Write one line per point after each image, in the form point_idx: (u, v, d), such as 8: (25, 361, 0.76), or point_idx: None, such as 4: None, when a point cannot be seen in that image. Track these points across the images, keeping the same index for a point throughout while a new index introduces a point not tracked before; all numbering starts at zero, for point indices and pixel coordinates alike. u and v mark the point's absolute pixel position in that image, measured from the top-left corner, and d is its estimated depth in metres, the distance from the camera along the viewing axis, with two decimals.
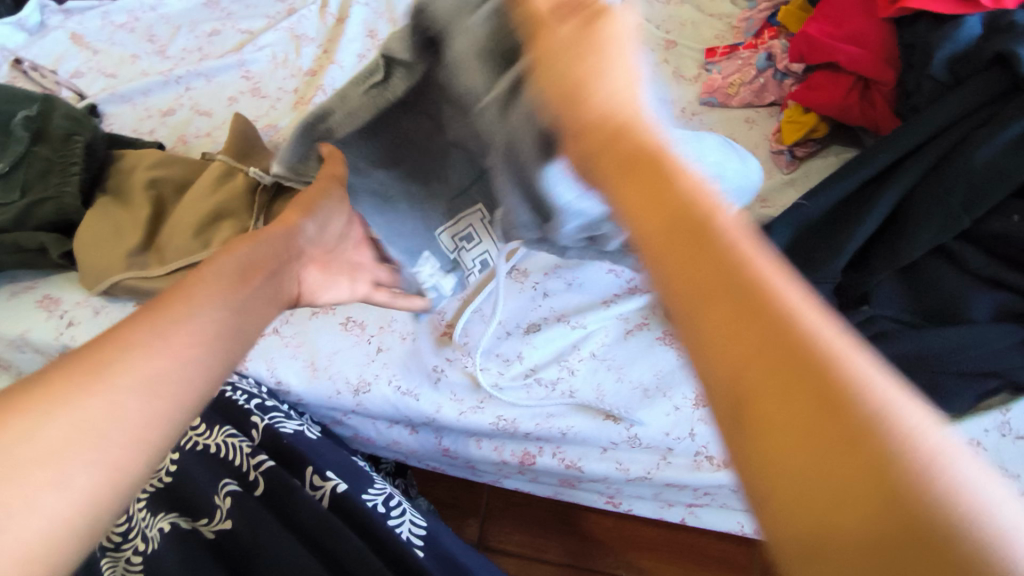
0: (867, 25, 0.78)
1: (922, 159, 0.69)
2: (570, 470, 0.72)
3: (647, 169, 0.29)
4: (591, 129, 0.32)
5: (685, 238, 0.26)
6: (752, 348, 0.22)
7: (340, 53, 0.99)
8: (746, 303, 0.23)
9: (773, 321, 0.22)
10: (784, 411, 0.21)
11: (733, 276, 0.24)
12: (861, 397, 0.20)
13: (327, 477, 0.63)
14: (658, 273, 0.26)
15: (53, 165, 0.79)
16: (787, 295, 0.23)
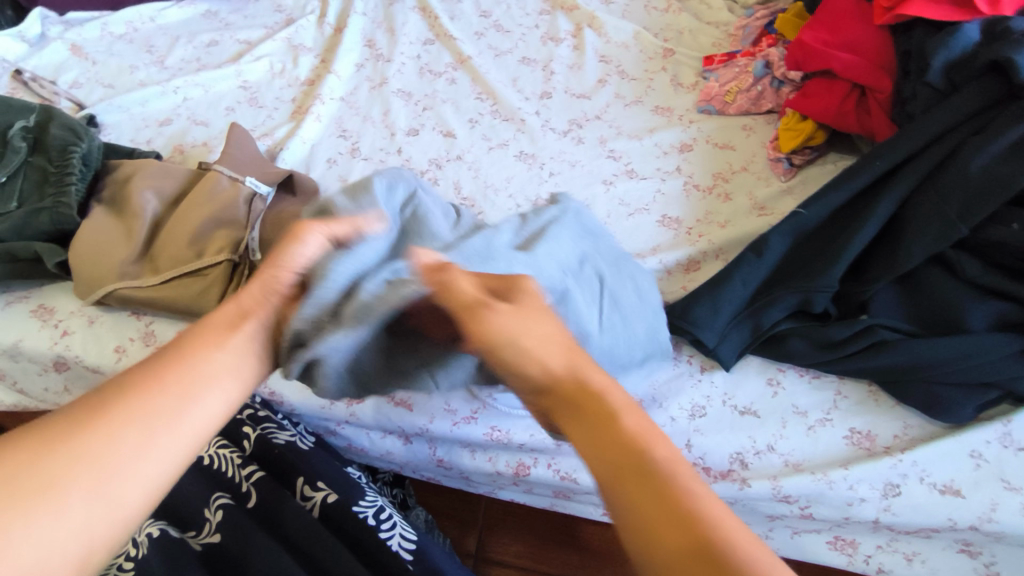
0: (863, 33, 0.78)
1: (919, 166, 0.68)
2: (565, 481, 0.72)
3: (599, 425, 0.35)
4: (548, 387, 0.39)
5: (627, 475, 0.33)
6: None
7: (338, 63, 0.99)
8: (684, 525, 0.30)
9: (714, 549, 0.29)
10: None
11: (678, 512, 0.31)
12: None
13: (319, 487, 0.62)
14: (618, 510, 0.32)
15: (49, 175, 0.79)
16: (717, 523, 0.30)
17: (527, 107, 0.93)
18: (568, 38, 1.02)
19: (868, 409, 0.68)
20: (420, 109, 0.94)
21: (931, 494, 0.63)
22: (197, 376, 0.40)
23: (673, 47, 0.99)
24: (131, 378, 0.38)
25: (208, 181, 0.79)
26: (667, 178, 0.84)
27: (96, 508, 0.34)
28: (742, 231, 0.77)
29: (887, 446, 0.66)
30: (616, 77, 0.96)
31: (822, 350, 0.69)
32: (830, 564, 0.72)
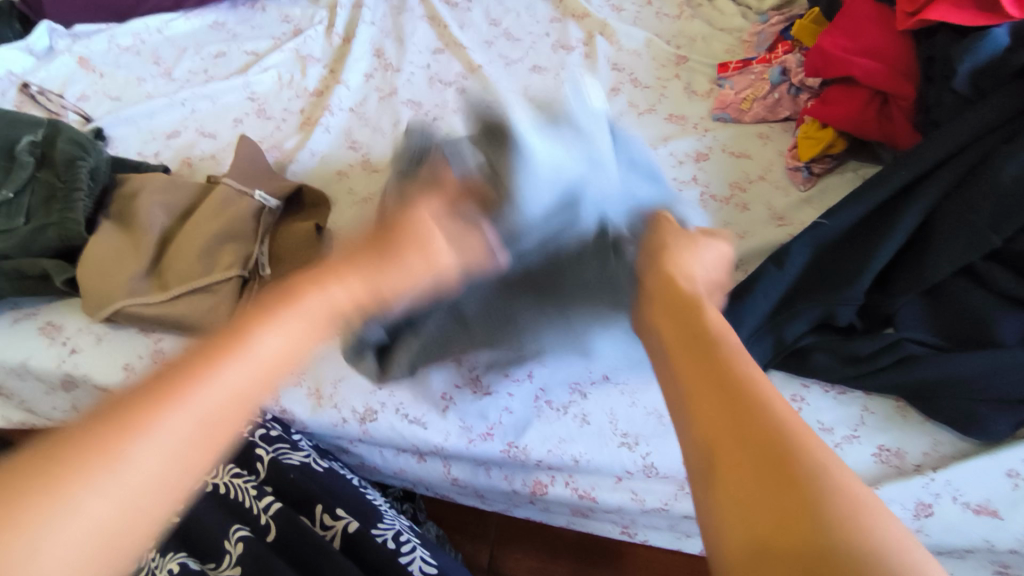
0: (883, 37, 0.76)
1: (946, 175, 0.66)
2: (584, 500, 0.70)
3: (686, 318, 0.40)
4: (658, 290, 0.44)
5: (695, 344, 0.38)
6: (723, 423, 0.33)
7: (346, 74, 0.98)
8: (730, 395, 0.33)
9: (742, 399, 0.33)
10: (750, 472, 0.30)
11: (725, 374, 0.35)
12: (801, 460, 0.30)
13: (338, 515, 0.61)
14: (675, 375, 0.37)
15: (57, 191, 0.78)
16: (759, 386, 0.34)
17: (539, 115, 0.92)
18: (579, 46, 1.00)
19: (896, 425, 0.66)
20: (430, 119, 0.93)
21: (964, 515, 0.61)
22: (214, 381, 0.36)
23: (687, 55, 0.98)
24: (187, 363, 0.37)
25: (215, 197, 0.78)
26: (683, 188, 0.83)
27: (120, 515, 0.31)
28: (762, 242, 0.75)
29: (917, 464, 0.64)
30: (629, 85, 0.95)
31: (847, 364, 0.67)
32: None
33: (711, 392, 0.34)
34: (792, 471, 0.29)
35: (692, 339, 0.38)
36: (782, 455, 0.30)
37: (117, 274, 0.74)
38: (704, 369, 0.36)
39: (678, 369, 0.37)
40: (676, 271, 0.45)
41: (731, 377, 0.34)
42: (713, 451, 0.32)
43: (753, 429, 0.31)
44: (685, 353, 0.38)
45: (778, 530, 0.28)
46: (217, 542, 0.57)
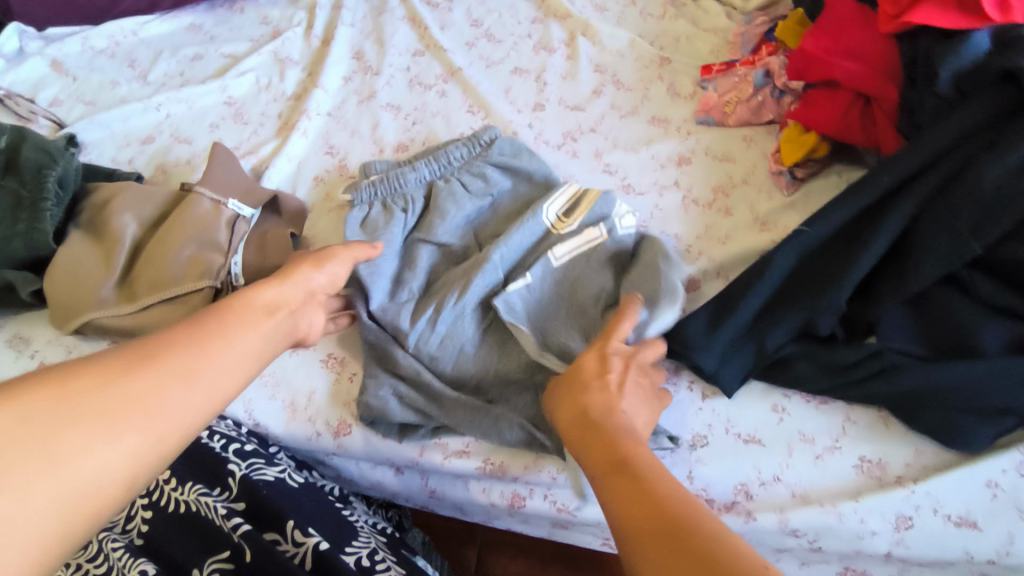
0: (867, 39, 0.74)
1: (928, 180, 0.64)
2: (563, 513, 0.69)
3: (598, 431, 0.47)
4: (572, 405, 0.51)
5: (610, 455, 0.44)
6: (640, 509, 0.39)
7: (324, 77, 0.97)
8: (645, 487, 0.40)
9: (651, 487, 0.40)
10: (661, 545, 0.36)
11: (639, 469, 0.42)
12: (703, 521, 0.36)
13: (309, 532, 0.59)
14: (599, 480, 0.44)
15: (23, 200, 0.76)
16: (668, 476, 0.41)
17: (520, 119, 0.90)
18: (561, 47, 0.99)
19: (878, 435, 0.65)
20: (409, 124, 0.91)
21: (946, 527, 0.60)
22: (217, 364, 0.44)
23: (670, 56, 0.96)
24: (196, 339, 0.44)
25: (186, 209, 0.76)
26: (665, 193, 0.81)
27: (109, 429, 0.38)
28: (743, 249, 0.74)
29: (898, 475, 0.63)
30: (611, 87, 0.93)
31: (829, 373, 0.66)
32: None
33: (630, 493, 0.40)
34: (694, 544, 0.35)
35: (609, 461, 0.44)
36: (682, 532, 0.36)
37: (86, 286, 0.73)
38: (624, 478, 0.42)
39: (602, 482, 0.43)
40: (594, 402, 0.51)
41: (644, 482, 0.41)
42: (635, 538, 0.37)
43: (665, 516, 0.37)
44: (602, 468, 0.44)
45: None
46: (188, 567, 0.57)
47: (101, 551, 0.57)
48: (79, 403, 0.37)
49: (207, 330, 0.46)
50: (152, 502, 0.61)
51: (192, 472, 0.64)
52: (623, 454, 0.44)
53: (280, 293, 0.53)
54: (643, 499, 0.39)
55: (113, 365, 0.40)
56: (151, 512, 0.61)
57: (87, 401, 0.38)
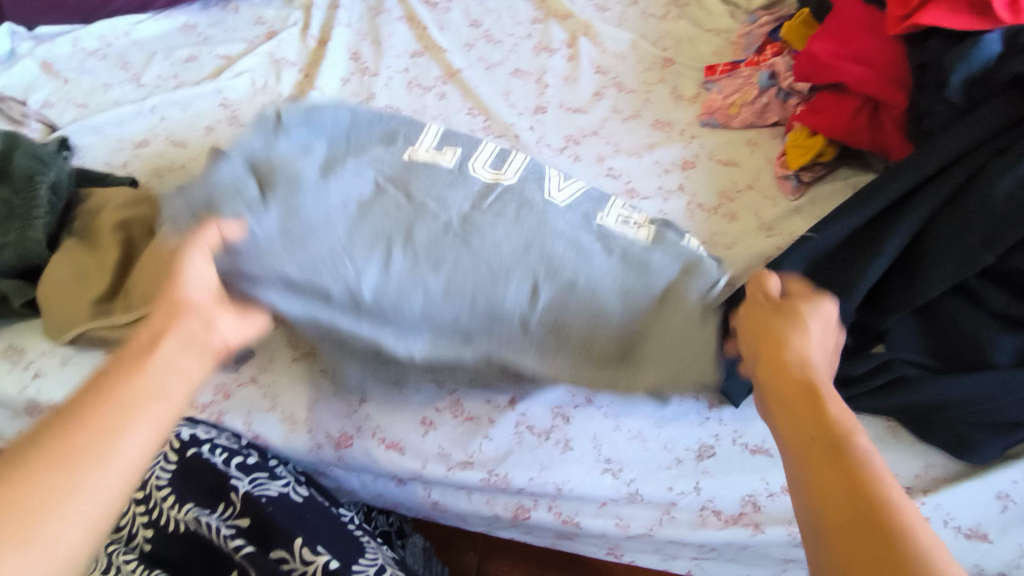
0: (875, 43, 0.72)
1: (937, 189, 0.64)
2: (567, 525, 0.68)
3: (781, 364, 0.42)
4: (761, 329, 0.46)
5: (798, 405, 0.39)
6: (833, 480, 0.35)
7: (321, 79, 0.95)
8: (836, 454, 0.36)
9: (843, 456, 0.35)
10: (856, 537, 0.32)
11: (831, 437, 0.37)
12: (902, 525, 0.32)
13: (318, 550, 0.58)
14: (779, 429, 0.40)
15: (14, 208, 0.74)
16: (864, 451, 0.36)
17: (521, 122, 0.89)
18: (562, 48, 0.97)
19: (888, 448, 0.63)
20: None
21: (956, 539, 0.60)
22: (191, 338, 0.46)
23: (673, 57, 0.95)
24: (164, 320, 0.46)
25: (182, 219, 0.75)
26: (669, 198, 0.80)
27: (140, 401, 0.40)
28: (749, 257, 0.73)
29: (908, 486, 0.62)
30: (613, 89, 0.92)
31: (837, 385, 0.65)
32: None
33: (821, 457, 0.36)
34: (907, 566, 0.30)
35: (800, 400, 0.39)
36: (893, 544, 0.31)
37: (77, 296, 0.71)
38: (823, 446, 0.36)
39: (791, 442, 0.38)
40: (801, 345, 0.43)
41: (847, 459, 0.35)
42: (824, 520, 0.34)
43: (856, 502, 0.33)
44: (791, 410, 0.39)
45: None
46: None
47: (112, 564, 0.59)
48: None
49: (161, 314, 0.47)
50: (155, 519, 0.62)
51: (192, 488, 0.63)
52: (823, 400, 0.39)
53: (158, 324, 0.46)
54: (851, 489, 0.34)
55: (108, 365, 0.42)
56: (153, 530, 0.61)
57: (110, 387, 0.40)
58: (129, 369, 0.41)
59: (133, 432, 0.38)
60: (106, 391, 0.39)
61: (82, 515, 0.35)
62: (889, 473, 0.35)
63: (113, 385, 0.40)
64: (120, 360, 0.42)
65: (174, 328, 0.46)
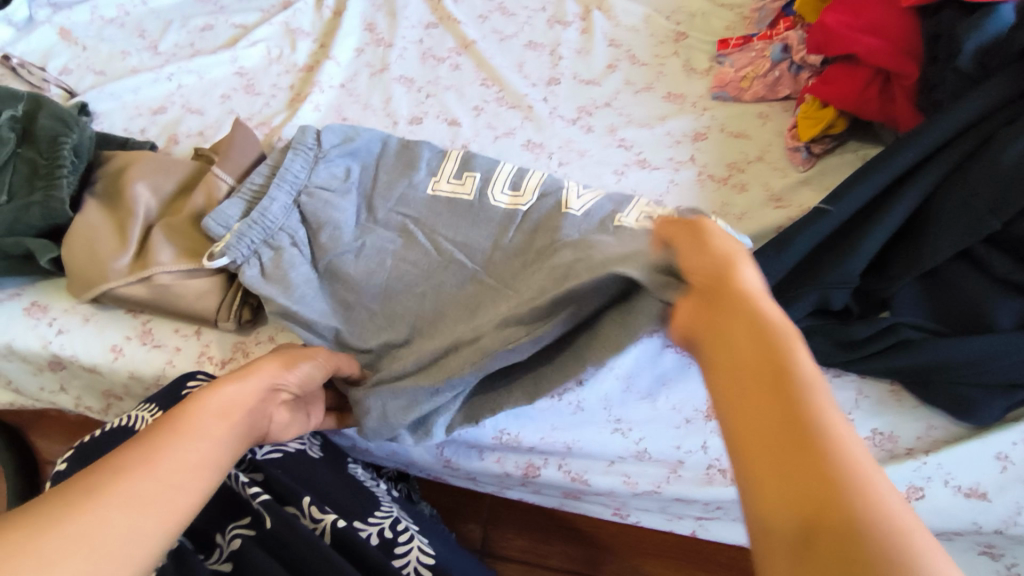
0: (887, 14, 0.72)
1: (945, 158, 0.64)
2: (576, 483, 0.70)
3: (719, 292, 0.39)
4: (697, 252, 0.43)
5: (735, 325, 0.37)
6: (775, 411, 0.32)
7: (336, 49, 0.96)
8: (776, 379, 0.33)
9: (785, 380, 0.33)
10: (792, 471, 0.30)
11: (771, 360, 0.34)
12: (842, 454, 0.30)
13: (326, 510, 0.59)
14: (715, 357, 0.37)
15: (39, 168, 0.76)
16: (803, 375, 0.33)
17: (535, 93, 0.90)
18: (576, 22, 0.98)
19: (889, 409, 0.66)
20: (423, 97, 0.91)
21: (955, 497, 0.62)
22: (253, 410, 0.50)
23: (686, 31, 0.95)
24: (237, 382, 0.51)
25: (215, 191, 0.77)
26: (680, 168, 0.81)
27: (205, 449, 0.43)
28: (758, 226, 0.75)
29: (909, 447, 0.64)
30: (626, 62, 0.92)
31: (843, 348, 0.67)
32: None
33: (760, 382, 0.34)
34: (833, 490, 0.28)
35: (731, 325, 0.37)
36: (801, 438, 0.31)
37: (100, 255, 0.73)
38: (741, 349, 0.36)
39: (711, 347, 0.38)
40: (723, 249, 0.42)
41: (784, 378, 0.33)
42: (760, 454, 0.31)
43: (796, 427, 0.31)
44: (728, 333, 0.37)
45: (798, 509, 0.29)
46: (211, 535, 0.58)
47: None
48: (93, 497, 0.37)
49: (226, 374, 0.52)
50: None
51: None
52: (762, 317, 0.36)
53: (234, 393, 0.50)
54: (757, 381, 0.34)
55: (180, 410, 0.45)
56: None
57: (187, 435, 0.43)
58: (205, 422, 0.45)
59: (201, 479, 0.42)
60: (185, 437, 0.43)
61: (148, 537, 0.37)
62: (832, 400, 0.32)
63: (190, 433, 0.43)
64: (192, 408, 0.46)
65: (244, 408, 0.49)
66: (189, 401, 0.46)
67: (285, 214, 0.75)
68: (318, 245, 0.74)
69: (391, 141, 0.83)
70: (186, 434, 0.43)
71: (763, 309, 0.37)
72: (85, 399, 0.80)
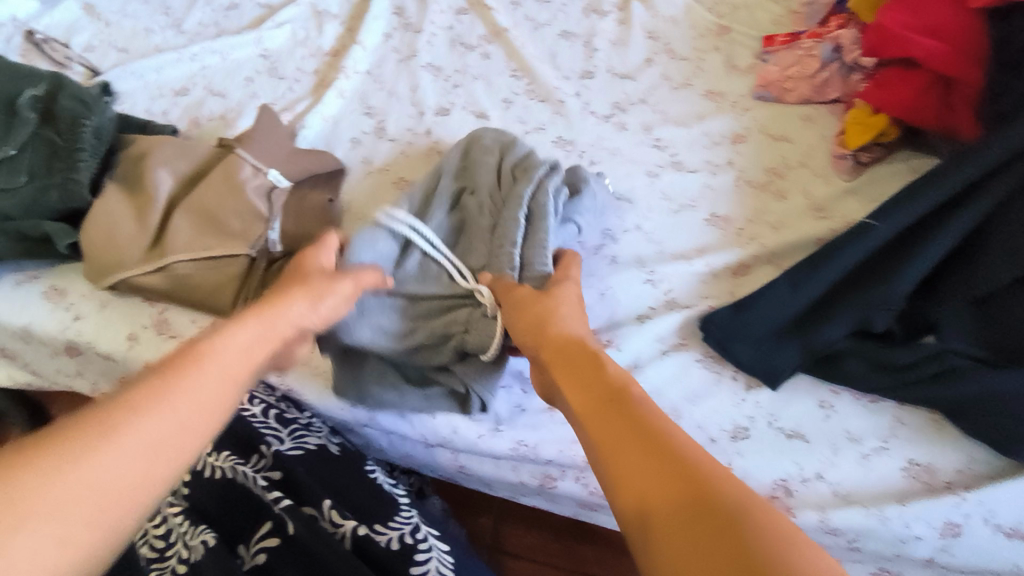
0: (953, 14, 0.68)
1: (1010, 177, 0.59)
2: (594, 497, 0.68)
3: (586, 369, 0.45)
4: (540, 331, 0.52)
5: (612, 402, 0.41)
6: (664, 474, 0.35)
7: (363, 33, 0.92)
8: (650, 435, 0.38)
9: (664, 447, 0.37)
10: (681, 523, 0.33)
11: (636, 418, 0.39)
12: (745, 513, 0.32)
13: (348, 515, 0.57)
14: (597, 439, 0.40)
15: (60, 150, 0.74)
16: (678, 437, 0.38)
17: (567, 87, 0.86)
18: (613, 11, 0.93)
19: (930, 439, 0.62)
20: (451, 87, 0.88)
21: (995, 537, 0.58)
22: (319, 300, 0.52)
23: (729, 25, 0.90)
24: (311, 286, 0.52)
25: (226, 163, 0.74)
26: (716, 172, 0.78)
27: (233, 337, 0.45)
28: (798, 237, 0.71)
29: (948, 480, 0.61)
30: (664, 56, 0.88)
31: (884, 374, 0.64)
32: None
33: (633, 451, 0.37)
34: (732, 521, 0.32)
35: (601, 404, 0.42)
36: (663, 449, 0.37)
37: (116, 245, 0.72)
38: (612, 421, 0.40)
39: (618, 488, 0.36)
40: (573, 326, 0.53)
41: (653, 435, 0.38)
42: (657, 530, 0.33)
43: (685, 490, 0.34)
44: (606, 414, 0.41)
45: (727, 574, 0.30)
46: (236, 543, 0.56)
47: (160, 514, 0.57)
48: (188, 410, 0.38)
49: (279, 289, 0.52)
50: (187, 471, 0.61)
51: (227, 437, 0.63)
52: (617, 385, 0.43)
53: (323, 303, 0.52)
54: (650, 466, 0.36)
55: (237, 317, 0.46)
56: (191, 476, 0.60)
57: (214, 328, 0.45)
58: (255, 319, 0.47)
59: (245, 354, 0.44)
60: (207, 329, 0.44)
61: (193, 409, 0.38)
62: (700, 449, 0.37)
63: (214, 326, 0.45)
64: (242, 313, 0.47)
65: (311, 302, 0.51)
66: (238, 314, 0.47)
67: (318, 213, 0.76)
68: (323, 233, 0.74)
69: (418, 145, 0.83)
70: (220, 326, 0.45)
71: (629, 392, 0.42)
72: (101, 385, 0.79)
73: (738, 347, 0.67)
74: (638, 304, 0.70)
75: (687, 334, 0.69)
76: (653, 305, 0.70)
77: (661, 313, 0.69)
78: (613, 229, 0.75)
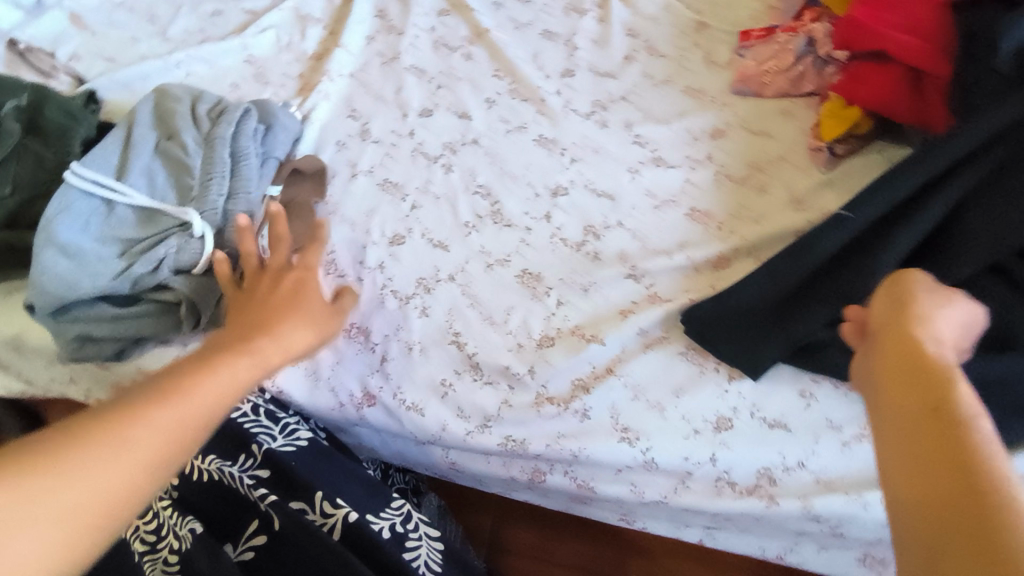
0: (920, 9, 0.70)
1: (977, 168, 0.61)
2: (583, 490, 0.69)
3: (910, 379, 0.38)
4: (892, 308, 0.43)
5: (920, 396, 0.37)
6: (938, 469, 0.34)
7: (347, 36, 0.93)
8: (930, 428, 0.36)
9: (944, 443, 0.35)
10: (950, 519, 0.32)
11: (935, 414, 0.36)
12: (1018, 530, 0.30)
13: (339, 503, 0.57)
14: (886, 414, 0.38)
15: (45, 161, 0.75)
16: (972, 440, 0.34)
17: (549, 85, 0.87)
18: (594, 10, 0.94)
19: None
20: (434, 88, 0.89)
21: None
22: (219, 384, 0.46)
23: (708, 21, 0.92)
24: (205, 366, 0.47)
25: (214, 152, 0.73)
26: (697, 167, 0.79)
27: (132, 435, 0.39)
28: (778, 229, 0.72)
29: None
30: (644, 53, 0.89)
31: None
32: (794, 562, 0.72)
33: (914, 439, 0.36)
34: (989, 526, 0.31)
35: (910, 398, 0.38)
36: (970, 473, 0.33)
37: (90, 263, 0.67)
38: (909, 403, 0.37)
39: (896, 474, 0.36)
40: (935, 326, 0.41)
41: (940, 432, 0.35)
42: (919, 516, 0.34)
43: (952, 486, 0.33)
44: (899, 408, 0.38)
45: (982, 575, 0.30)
46: (227, 533, 0.58)
47: (151, 509, 0.58)
48: (178, 425, 0.41)
49: (210, 362, 0.48)
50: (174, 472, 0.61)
51: (215, 438, 0.62)
52: (945, 375, 0.38)
53: (217, 381, 0.46)
54: (936, 505, 0.33)
55: (161, 387, 0.43)
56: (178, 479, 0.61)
57: (138, 424, 0.40)
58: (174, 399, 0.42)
59: (143, 450, 0.39)
60: (135, 416, 0.40)
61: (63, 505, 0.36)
62: (999, 451, 0.34)
63: (141, 412, 0.40)
64: (161, 386, 0.43)
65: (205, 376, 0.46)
66: (161, 380, 0.44)
67: (305, 217, 0.77)
68: (294, 230, 0.76)
69: (403, 147, 0.84)
70: (147, 410, 0.41)
71: (958, 398, 0.36)
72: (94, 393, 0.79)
73: (722, 339, 0.67)
74: (624, 297, 0.72)
75: (671, 326, 0.70)
76: (636, 300, 0.71)
77: (644, 309, 0.71)
78: (596, 225, 0.76)
